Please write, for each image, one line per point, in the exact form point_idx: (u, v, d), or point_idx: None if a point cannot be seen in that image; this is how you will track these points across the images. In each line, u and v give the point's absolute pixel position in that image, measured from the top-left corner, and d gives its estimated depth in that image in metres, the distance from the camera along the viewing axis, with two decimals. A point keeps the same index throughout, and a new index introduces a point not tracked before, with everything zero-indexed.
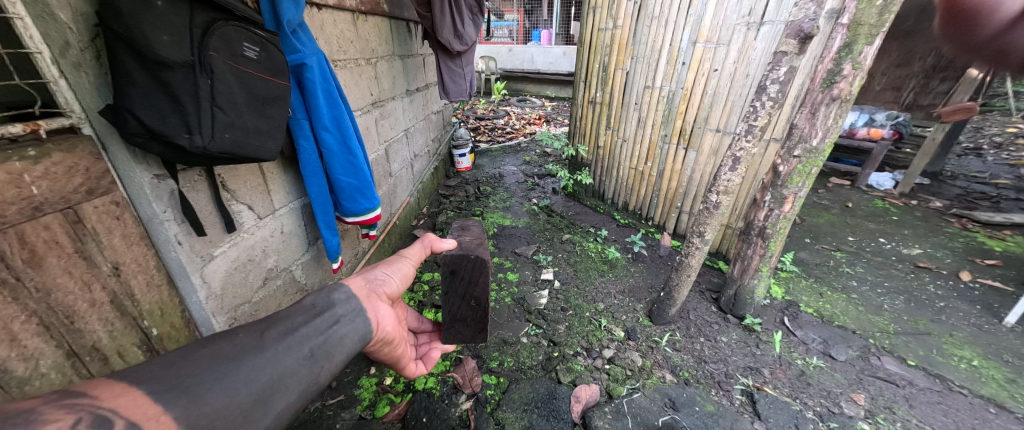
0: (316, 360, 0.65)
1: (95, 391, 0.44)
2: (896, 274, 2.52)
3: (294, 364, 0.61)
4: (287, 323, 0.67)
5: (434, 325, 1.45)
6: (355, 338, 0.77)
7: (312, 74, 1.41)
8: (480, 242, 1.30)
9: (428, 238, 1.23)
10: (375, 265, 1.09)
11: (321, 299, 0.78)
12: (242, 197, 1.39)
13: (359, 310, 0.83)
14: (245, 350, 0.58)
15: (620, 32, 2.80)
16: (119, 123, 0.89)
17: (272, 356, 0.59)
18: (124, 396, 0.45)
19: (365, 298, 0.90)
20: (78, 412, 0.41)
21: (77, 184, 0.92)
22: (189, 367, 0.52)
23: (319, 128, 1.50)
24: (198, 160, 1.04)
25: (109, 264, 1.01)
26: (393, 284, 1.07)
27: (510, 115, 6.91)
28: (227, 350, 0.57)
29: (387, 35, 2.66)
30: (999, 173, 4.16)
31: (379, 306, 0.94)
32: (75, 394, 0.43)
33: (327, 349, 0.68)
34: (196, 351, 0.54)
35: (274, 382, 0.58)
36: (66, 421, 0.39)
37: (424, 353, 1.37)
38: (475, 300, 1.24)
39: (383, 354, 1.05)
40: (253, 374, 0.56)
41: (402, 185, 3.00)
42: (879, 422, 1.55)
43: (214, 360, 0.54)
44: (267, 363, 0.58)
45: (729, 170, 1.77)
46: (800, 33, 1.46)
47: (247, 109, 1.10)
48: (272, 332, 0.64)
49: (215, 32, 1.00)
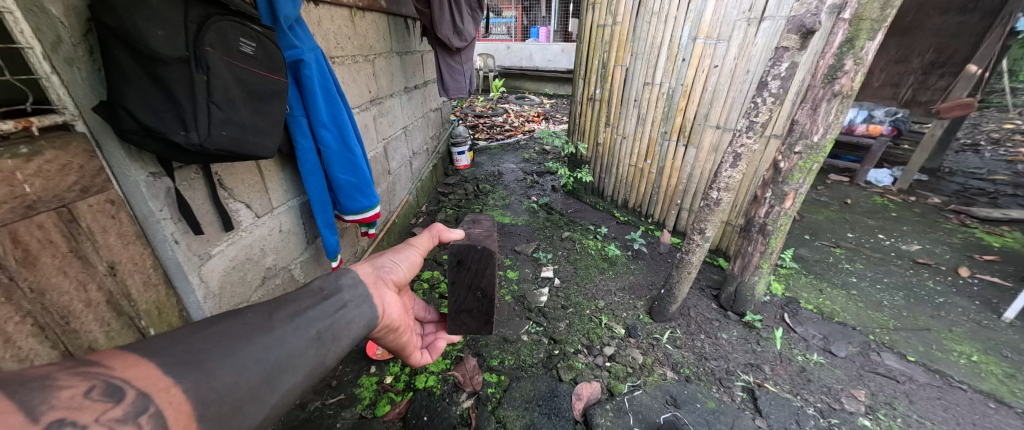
0: (323, 342, 0.64)
1: (107, 360, 0.45)
2: (895, 270, 2.52)
3: (302, 344, 0.61)
4: (295, 304, 0.66)
5: (440, 315, 1.43)
6: (361, 323, 0.76)
7: (309, 70, 1.40)
8: (491, 234, 1.27)
9: (435, 228, 1.22)
10: (383, 252, 1.07)
11: (329, 283, 0.77)
12: (239, 195, 1.37)
13: (366, 296, 0.82)
14: (253, 329, 0.58)
15: (619, 29, 2.78)
16: (114, 119, 0.88)
17: (280, 336, 0.59)
18: (135, 368, 0.45)
19: (370, 284, 0.88)
20: (91, 380, 0.42)
21: (71, 182, 0.90)
22: (198, 344, 0.52)
23: (318, 125, 1.49)
24: (195, 157, 1.02)
25: (105, 264, 0.99)
26: (400, 272, 1.05)
27: (509, 113, 6.88)
28: (235, 329, 0.56)
29: (384, 32, 2.63)
30: (997, 168, 4.17)
31: (386, 294, 0.92)
32: (90, 362, 0.44)
33: (335, 332, 0.68)
34: (205, 328, 0.54)
35: (282, 362, 0.57)
36: (80, 388, 0.40)
37: (429, 343, 1.36)
38: (482, 291, 1.22)
39: (389, 341, 1.04)
40: (261, 353, 0.56)
41: (401, 182, 2.98)
42: (879, 418, 1.55)
43: (223, 338, 0.54)
44: (274, 343, 0.58)
45: (730, 166, 1.76)
46: (801, 29, 1.44)
47: (244, 106, 1.08)
48: (280, 313, 0.63)
49: (211, 27, 0.98)
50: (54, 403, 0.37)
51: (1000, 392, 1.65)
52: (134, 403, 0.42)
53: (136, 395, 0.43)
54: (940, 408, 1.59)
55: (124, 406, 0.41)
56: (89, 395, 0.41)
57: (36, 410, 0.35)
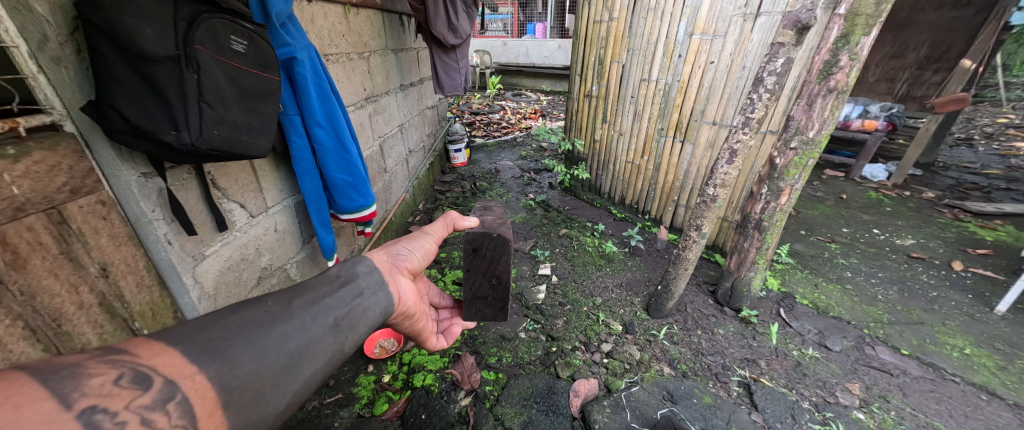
0: (340, 330, 0.69)
1: (136, 350, 0.48)
2: (889, 264, 2.54)
3: (319, 332, 0.65)
4: (313, 293, 0.71)
5: (454, 301, 1.47)
6: (376, 311, 0.80)
7: (303, 68, 1.38)
8: (504, 222, 1.28)
9: (451, 215, 1.19)
10: (398, 240, 1.08)
11: (345, 270, 0.82)
12: (233, 195, 1.36)
13: (381, 284, 0.86)
14: (274, 317, 0.62)
15: (616, 25, 2.77)
16: (102, 120, 0.87)
17: (298, 324, 0.63)
18: (162, 356, 0.48)
19: (388, 272, 0.93)
20: (121, 368, 0.44)
21: (61, 183, 0.89)
22: (222, 332, 0.56)
23: (312, 124, 1.47)
24: (186, 157, 1.01)
25: (97, 265, 0.98)
26: (415, 260, 1.07)
27: (505, 109, 6.85)
28: (256, 317, 0.60)
29: (379, 28, 2.61)
30: (990, 163, 4.21)
31: (402, 280, 0.96)
32: (118, 350, 0.47)
33: (351, 320, 0.72)
34: (227, 317, 0.58)
35: (302, 348, 0.61)
36: (110, 375, 0.43)
37: (445, 328, 1.38)
38: (497, 278, 1.23)
39: (406, 328, 1.07)
40: (282, 341, 0.59)
41: (397, 181, 2.97)
42: (873, 411, 1.57)
43: (246, 327, 0.58)
44: (294, 331, 0.62)
45: (727, 162, 1.77)
46: (797, 24, 1.43)
47: (236, 105, 1.07)
48: (298, 301, 0.68)
49: (201, 25, 0.96)
50: (86, 391, 0.40)
51: (992, 384, 1.67)
52: (161, 390, 0.45)
53: (163, 382, 0.46)
54: (933, 400, 1.61)
55: (153, 393, 0.44)
56: (118, 383, 0.43)
57: (69, 397, 0.38)
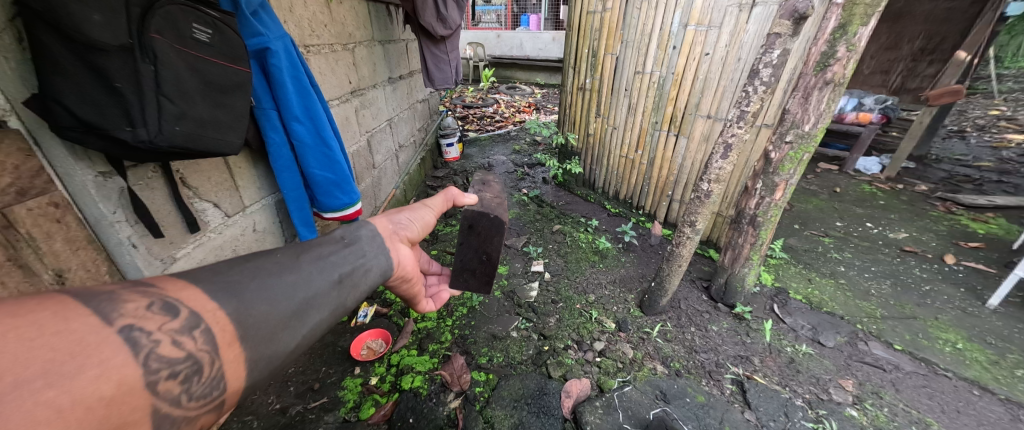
0: (345, 286, 0.66)
1: (161, 283, 0.49)
2: (883, 258, 2.53)
3: (325, 286, 0.63)
4: (320, 248, 0.69)
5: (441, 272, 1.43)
6: (379, 271, 0.77)
7: (277, 60, 1.30)
8: (502, 201, 1.28)
9: (451, 191, 1.16)
10: (397, 209, 1.01)
11: (349, 232, 0.79)
12: (206, 194, 1.29)
13: (384, 248, 0.82)
14: (282, 267, 0.60)
15: (609, 15, 2.70)
16: (49, 116, 0.80)
17: (305, 276, 0.61)
18: (185, 290, 0.49)
19: (387, 238, 0.87)
20: (150, 296, 0.46)
21: (7, 183, 0.80)
22: (236, 276, 0.55)
23: (290, 118, 1.40)
24: (147, 155, 0.94)
25: (51, 272, 0.92)
26: (414, 230, 1.01)
27: (499, 103, 6.75)
28: (267, 266, 0.59)
29: (365, 19, 2.51)
30: (981, 155, 4.22)
31: (402, 248, 0.90)
32: (147, 283, 0.49)
33: (355, 278, 0.70)
34: (239, 264, 0.57)
35: (308, 299, 0.59)
36: (142, 302, 0.45)
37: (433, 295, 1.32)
38: (487, 255, 1.24)
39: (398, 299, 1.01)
40: (290, 289, 0.58)
41: (387, 176, 2.90)
42: (867, 408, 1.56)
43: (255, 273, 0.57)
44: (301, 281, 0.60)
45: (721, 157, 1.73)
46: (794, 14, 1.39)
47: (201, 99, 1.00)
48: (306, 254, 0.65)
49: (157, 11, 0.88)
50: (123, 311, 0.43)
51: (984, 379, 1.66)
52: (187, 318, 0.47)
53: (188, 312, 0.47)
54: (925, 396, 1.60)
55: (181, 320, 0.46)
56: (150, 308, 0.45)
57: (109, 315, 0.42)
